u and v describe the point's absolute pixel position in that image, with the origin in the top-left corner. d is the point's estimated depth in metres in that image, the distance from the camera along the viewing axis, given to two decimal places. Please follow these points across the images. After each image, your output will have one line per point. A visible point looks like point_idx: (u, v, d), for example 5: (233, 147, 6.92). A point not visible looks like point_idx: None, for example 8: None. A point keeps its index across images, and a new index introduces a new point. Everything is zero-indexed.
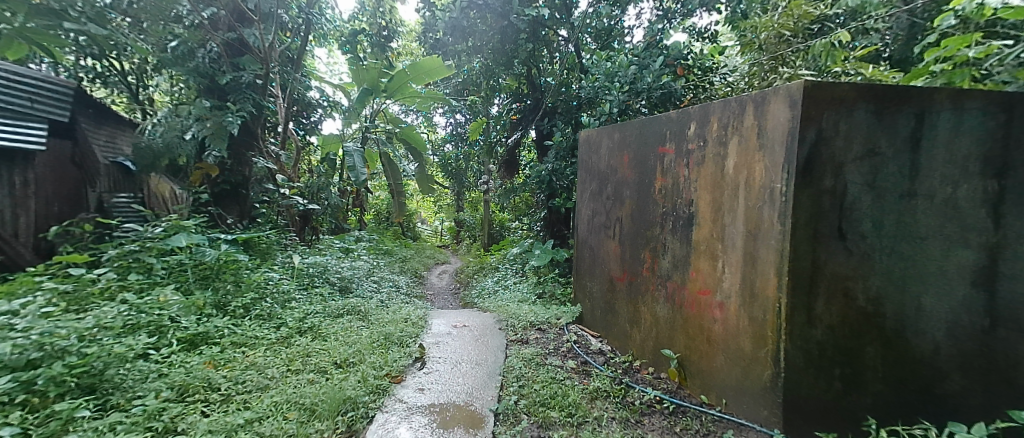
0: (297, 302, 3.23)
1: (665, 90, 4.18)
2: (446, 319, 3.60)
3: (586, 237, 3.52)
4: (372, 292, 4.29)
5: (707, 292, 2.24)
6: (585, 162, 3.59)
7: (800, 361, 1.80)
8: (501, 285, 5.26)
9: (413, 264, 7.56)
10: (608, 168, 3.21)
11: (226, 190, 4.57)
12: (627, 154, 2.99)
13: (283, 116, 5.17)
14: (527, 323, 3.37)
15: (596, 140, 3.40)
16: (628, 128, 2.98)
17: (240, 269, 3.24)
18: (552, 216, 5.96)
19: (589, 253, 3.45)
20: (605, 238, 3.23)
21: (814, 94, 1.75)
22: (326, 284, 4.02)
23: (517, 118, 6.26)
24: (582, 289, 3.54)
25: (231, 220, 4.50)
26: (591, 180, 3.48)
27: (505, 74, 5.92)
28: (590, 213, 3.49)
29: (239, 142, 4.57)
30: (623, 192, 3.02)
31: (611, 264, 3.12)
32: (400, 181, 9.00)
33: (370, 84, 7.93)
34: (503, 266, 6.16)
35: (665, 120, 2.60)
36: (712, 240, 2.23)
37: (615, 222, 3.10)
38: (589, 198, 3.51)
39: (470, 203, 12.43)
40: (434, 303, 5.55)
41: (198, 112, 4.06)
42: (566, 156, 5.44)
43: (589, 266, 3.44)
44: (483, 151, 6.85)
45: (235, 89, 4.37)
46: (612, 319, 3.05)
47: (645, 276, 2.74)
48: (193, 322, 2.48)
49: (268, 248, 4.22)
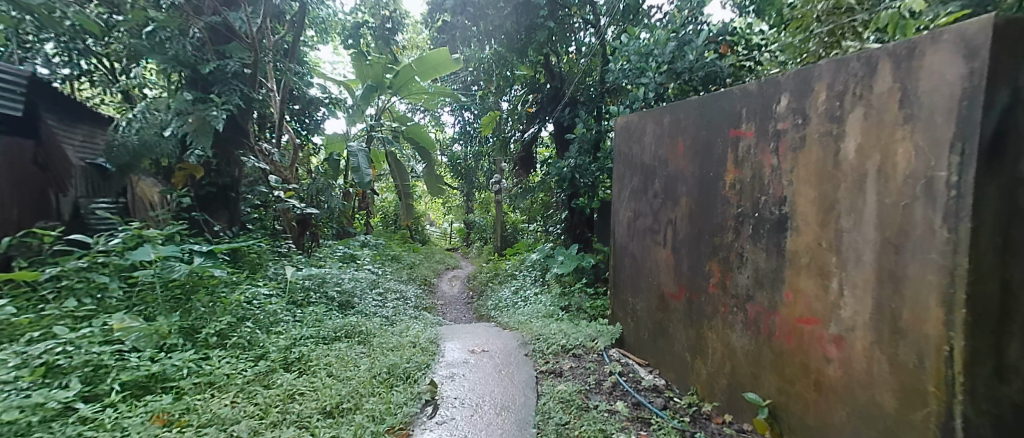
0: (285, 325, 2.72)
1: (709, 70, 3.60)
2: (462, 342, 3.05)
3: (625, 243, 2.96)
4: (376, 307, 3.80)
5: (813, 321, 1.67)
6: (623, 154, 3.02)
7: (988, 431, 1.23)
8: (520, 295, 4.72)
9: (422, 271, 7.07)
10: (656, 159, 2.65)
11: (213, 194, 4.00)
12: (682, 141, 2.42)
13: (279, 112, 4.71)
14: (559, 348, 2.83)
15: (637, 126, 2.83)
16: (683, 110, 2.41)
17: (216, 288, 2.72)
18: (573, 218, 5.42)
19: (630, 262, 2.89)
20: (652, 245, 2.66)
21: (1012, 35, 1.16)
22: (323, 300, 3.51)
23: (534, 111, 5.83)
24: (620, 305, 2.98)
25: (217, 228, 3.93)
26: (631, 174, 2.92)
27: (520, 63, 5.44)
28: (630, 214, 2.92)
29: (226, 139, 4.03)
30: (678, 189, 2.45)
31: (661, 277, 2.56)
32: (406, 182, 8.54)
33: (375, 81, 7.48)
34: (520, 273, 5.63)
35: (740, 94, 2.03)
36: (819, 251, 1.66)
37: (666, 225, 2.54)
38: (629, 196, 2.94)
39: (480, 204, 11.94)
40: (446, 315, 5.04)
41: (178, 105, 3.58)
42: (590, 151, 4.91)
43: (630, 277, 2.88)
44: (496, 148, 6.34)
45: (219, 79, 3.87)
46: (665, 345, 2.49)
47: (712, 294, 2.17)
48: (144, 359, 1.95)
49: (258, 259, 3.73)
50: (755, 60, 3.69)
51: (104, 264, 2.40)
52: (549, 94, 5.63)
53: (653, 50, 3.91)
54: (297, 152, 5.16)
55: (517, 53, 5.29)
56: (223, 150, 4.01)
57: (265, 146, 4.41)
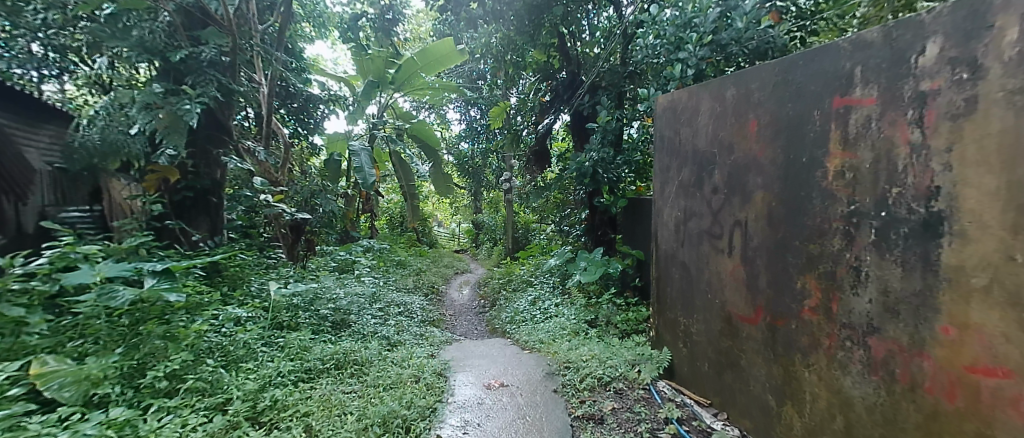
0: (259, 359, 2.23)
1: (761, 39, 3.05)
2: (476, 374, 2.52)
3: (672, 250, 2.42)
4: (376, 326, 3.33)
5: (999, 374, 1.09)
6: (667, 140, 2.49)
7: None
8: (538, 307, 4.19)
9: (429, 277, 6.59)
10: (716, 144, 2.10)
11: (190, 200, 3.52)
12: (755, 119, 1.88)
13: (267, 107, 4.25)
14: (596, 381, 2.30)
15: (687, 104, 2.29)
16: (755, 79, 1.87)
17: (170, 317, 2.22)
18: (594, 218, 4.92)
19: (679, 274, 2.36)
20: (714, 254, 2.11)
21: None
22: (312, 322, 3.03)
23: (548, 100, 5.34)
24: (666, 326, 2.45)
25: (196, 238, 3.44)
26: (678, 164, 2.39)
27: (532, 47, 4.93)
28: (678, 214, 2.39)
29: (202, 136, 3.55)
30: (749, 181, 1.91)
31: (726, 295, 2.02)
32: (412, 182, 8.12)
33: (376, 76, 7.05)
34: (537, 280, 5.11)
35: (852, 47, 1.48)
36: (1006, 270, 1.07)
37: (734, 228, 1.99)
38: (676, 193, 2.40)
39: (488, 203, 11.44)
40: (456, 328, 4.56)
41: (145, 97, 3.09)
42: (613, 142, 4.38)
43: (679, 293, 2.35)
44: (507, 141, 5.84)
45: (191, 68, 3.36)
46: (736, 382, 1.96)
47: (808, 322, 1.63)
48: (50, 426, 1.42)
49: (239, 275, 3.24)
50: (808, 29, 3.08)
51: (22, 293, 1.89)
52: (567, 80, 5.14)
53: (691, 19, 3.34)
54: (289, 152, 4.70)
55: (529, 34, 4.76)
56: (196, 150, 3.52)
57: (247, 144, 3.93)
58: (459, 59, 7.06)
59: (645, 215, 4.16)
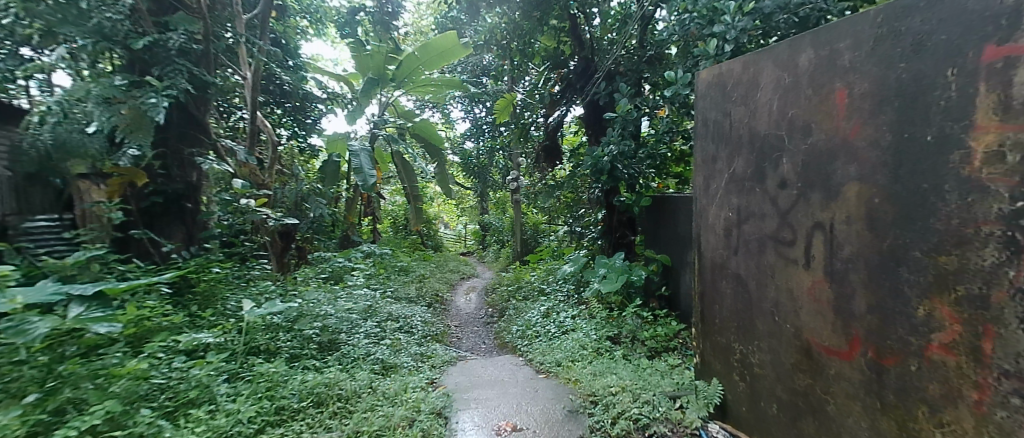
0: (217, 401, 1.82)
1: (811, 7, 2.58)
2: (484, 412, 2.10)
3: (720, 259, 1.98)
4: (370, 347, 2.93)
5: None
6: (713, 124, 2.04)
7: None
8: (553, 320, 3.75)
9: (434, 284, 6.18)
10: (785, 124, 1.65)
11: (161, 207, 3.14)
12: (845, 88, 1.42)
13: (253, 104, 3.89)
14: (631, 423, 1.87)
15: (742, 78, 1.86)
16: (847, 36, 1.43)
17: (101, 351, 1.81)
18: (612, 219, 4.50)
19: (730, 288, 1.92)
20: (784, 265, 1.66)
21: None
22: (292, 347, 2.61)
23: (558, 91, 4.90)
24: (715, 353, 2.00)
25: (167, 249, 3.05)
26: (728, 153, 1.95)
27: (540, 33, 4.52)
28: (729, 215, 1.94)
29: (174, 135, 3.19)
30: (837, 171, 1.46)
31: (803, 319, 1.57)
32: (415, 184, 7.76)
33: (376, 73, 6.68)
34: (550, 289, 4.67)
35: None
36: None
37: (815, 231, 1.54)
38: (728, 188, 1.95)
39: (495, 204, 11.02)
40: (461, 342, 4.16)
41: (102, 91, 2.69)
42: (632, 134, 3.96)
43: (731, 313, 1.91)
44: (514, 137, 5.43)
45: (157, 57, 2.98)
46: (820, 434, 1.51)
47: (939, 364, 1.16)
48: None
49: (213, 290, 2.83)
50: None
51: None
52: (580, 67, 4.68)
53: None
54: (277, 152, 4.32)
55: (539, 17, 4.33)
56: (163, 151, 3.14)
57: (227, 144, 3.57)
58: (463, 53, 6.65)
59: (670, 216, 3.73)
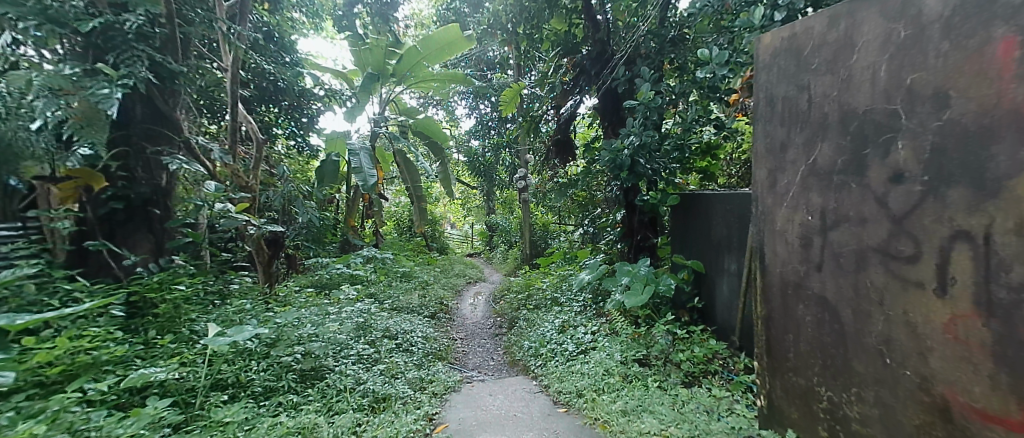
0: None
1: None
2: None
3: (795, 276, 1.54)
4: (361, 373, 2.53)
5: None
6: (785, 101, 1.60)
7: None
8: (569, 336, 3.32)
9: (438, 291, 5.77)
10: (906, 93, 1.19)
11: (123, 214, 2.75)
12: (1014, 34, 0.94)
13: (234, 98, 3.52)
14: None
15: (828, 39, 1.43)
16: None
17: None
18: (631, 220, 4.06)
19: (812, 315, 1.47)
20: (900, 288, 1.20)
21: None
22: (266, 379, 2.21)
23: (569, 81, 4.42)
24: (790, 397, 1.56)
25: (130, 262, 2.66)
26: (809, 137, 1.51)
27: (550, 13, 4.04)
28: (812, 218, 1.49)
29: (139, 133, 2.80)
30: (998, 157, 0.98)
31: (935, 366, 1.11)
32: (418, 184, 7.36)
33: (376, 69, 6.31)
34: (564, 298, 4.25)
35: None
36: None
37: (954, 244, 1.07)
38: (810, 185, 1.50)
39: (502, 204, 10.58)
40: (466, 359, 3.76)
41: (46, 81, 2.29)
42: (656, 125, 3.48)
43: (813, 347, 1.46)
44: (521, 131, 4.99)
45: (109, 42, 2.59)
46: None
47: None
48: None
49: (178, 310, 2.44)
50: None
51: None
52: (596, 50, 4.12)
53: None
54: (262, 151, 3.94)
55: None
56: (124, 151, 2.75)
57: (200, 143, 3.15)
58: (466, 46, 6.28)
59: (701, 216, 3.29)
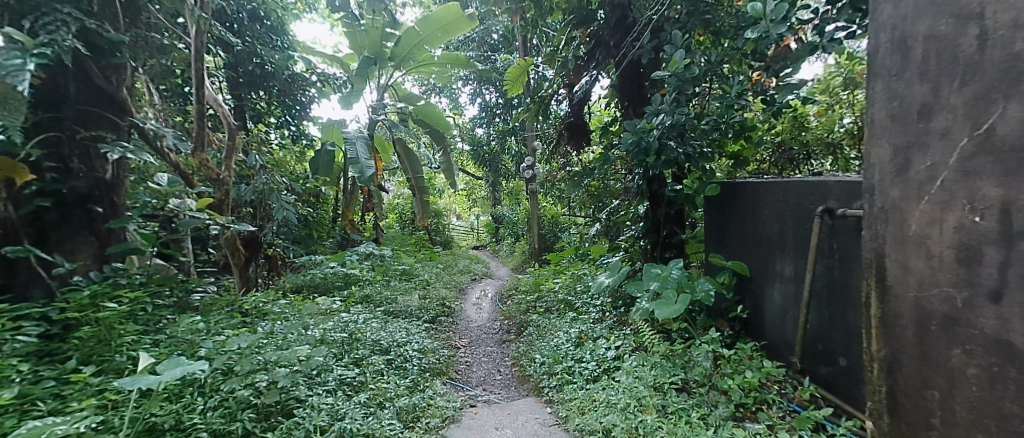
0: None
1: None
2: None
3: (946, 308, 1.02)
4: (341, 405, 2.09)
5: None
6: (930, 42, 1.02)
7: None
8: (588, 351, 2.86)
9: (440, 290, 5.31)
10: None
11: (56, 213, 2.28)
12: None
13: (199, 79, 3.05)
14: None
15: None
16: None
17: None
18: (657, 213, 3.55)
19: (979, 367, 0.97)
20: None
21: None
22: (215, 421, 1.75)
23: (584, 55, 3.86)
24: None
25: (65, 270, 2.22)
26: (982, 94, 0.93)
27: None
28: (983, 219, 0.94)
29: (73, 116, 2.34)
30: None
31: None
32: (419, 175, 6.86)
33: (372, 52, 5.79)
34: (580, 302, 3.79)
35: None
36: None
37: None
38: (978, 168, 0.95)
39: (508, 195, 10.02)
40: (470, 372, 3.31)
41: None
42: (689, 101, 2.93)
43: (984, 418, 0.96)
44: (529, 114, 4.46)
45: (25, 3, 2.07)
46: None
47: None
48: None
49: (113, 331, 2.00)
50: None
51: None
52: (617, 15, 3.52)
53: None
54: (235, 139, 3.48)
55: None
56: (55, 137, 2.28)
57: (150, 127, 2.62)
58: (469, 26, 5.71)
59: (747, 209, 2.75)
